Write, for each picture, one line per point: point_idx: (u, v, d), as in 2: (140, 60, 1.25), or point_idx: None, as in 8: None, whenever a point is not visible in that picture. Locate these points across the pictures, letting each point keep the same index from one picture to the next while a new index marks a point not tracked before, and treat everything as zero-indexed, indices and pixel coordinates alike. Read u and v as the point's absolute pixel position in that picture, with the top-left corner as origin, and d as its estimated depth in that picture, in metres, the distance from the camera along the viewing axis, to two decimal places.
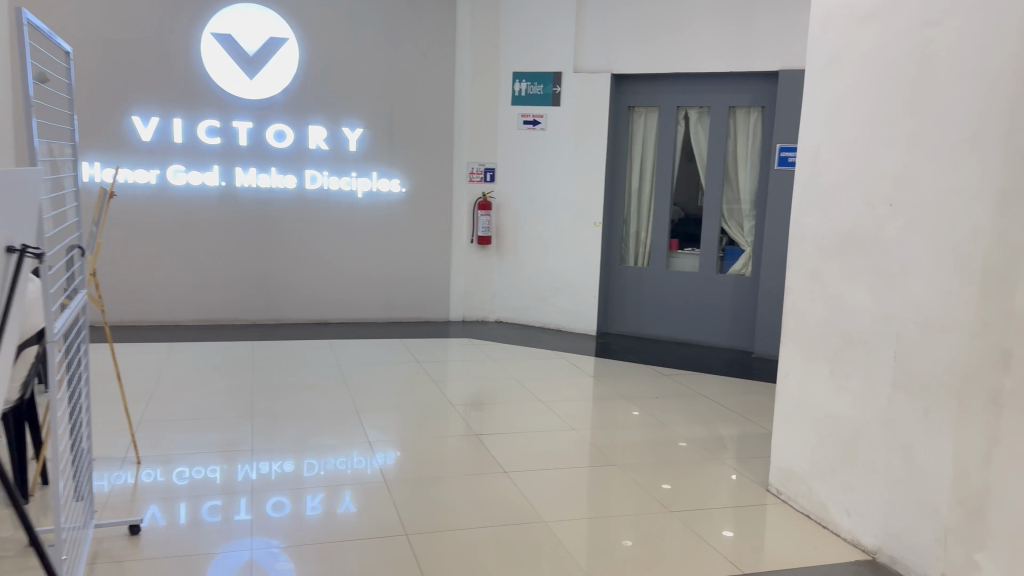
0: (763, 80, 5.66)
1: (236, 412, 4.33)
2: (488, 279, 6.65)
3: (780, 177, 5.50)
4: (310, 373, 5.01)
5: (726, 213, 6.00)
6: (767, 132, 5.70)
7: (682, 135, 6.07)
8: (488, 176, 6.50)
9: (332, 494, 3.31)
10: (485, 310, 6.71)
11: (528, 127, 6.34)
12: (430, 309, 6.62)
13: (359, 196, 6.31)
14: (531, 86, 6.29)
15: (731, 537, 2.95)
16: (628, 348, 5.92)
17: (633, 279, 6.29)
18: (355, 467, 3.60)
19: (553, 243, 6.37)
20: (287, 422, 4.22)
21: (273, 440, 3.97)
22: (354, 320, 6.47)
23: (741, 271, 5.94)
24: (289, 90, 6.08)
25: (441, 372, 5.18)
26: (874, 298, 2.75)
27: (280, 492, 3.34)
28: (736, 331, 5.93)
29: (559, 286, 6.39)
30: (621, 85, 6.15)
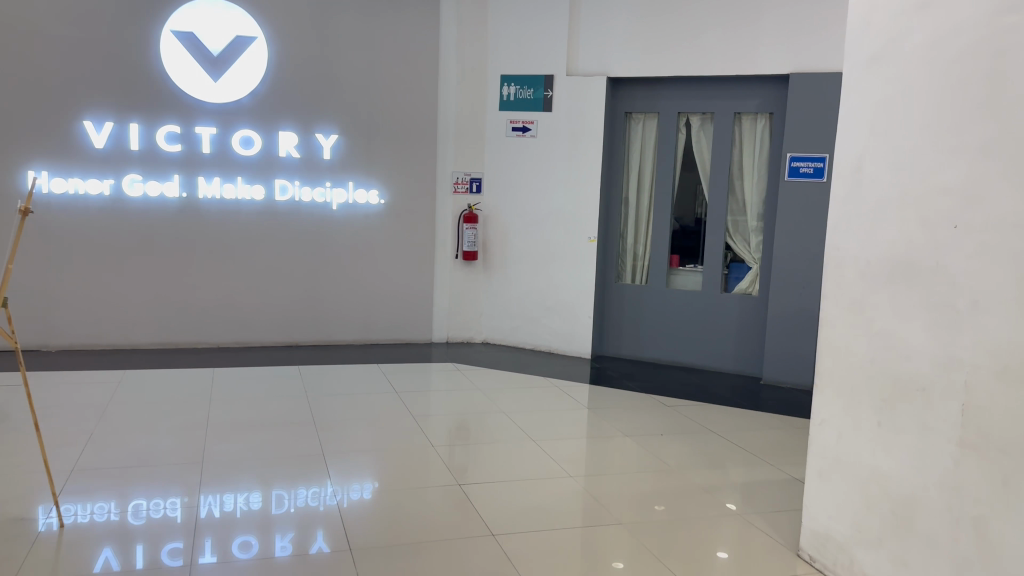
0: (771, 84, 5.24)
1: (188, 453, 3.82)
2: (474, 297, 6.17)
3: (791, 188, 5.07)
4: (275, 407, 4.51)
5: (730, 227, 5.54)
6: (776, 141, 5.26)
7: (683, 143, 5.62)
8: (474, 187, 6.03)
9: (304, 531, 3.01)
10: (471, 331, 6.22)
11: (517, 134, 5.88)
12: (411, 331, 6.12)
13: (334, 208, 5.82)
14: (521, 90, 5.83)
15: (725, 559, 2.86)
16: (627, 373, 5.45)
17: (631, 297, 5.83)
18: (328, 503, 3.27)
19: (544, 259, 5.91)
20: (245, 463, 3.72)
21: (231, 471, 3.62)
22: (328, 342, 5.96)
23: (747, 290, 5.50)
24: (257, 93, 5.59)
25: (422, 404, 4.70)
26: (935, 337, 2.29)
27: (247, 529, 3.01)
28: (743, 355, 5.47)
29: (551, 305, 5.92)
30: (617, 90, 5.71)
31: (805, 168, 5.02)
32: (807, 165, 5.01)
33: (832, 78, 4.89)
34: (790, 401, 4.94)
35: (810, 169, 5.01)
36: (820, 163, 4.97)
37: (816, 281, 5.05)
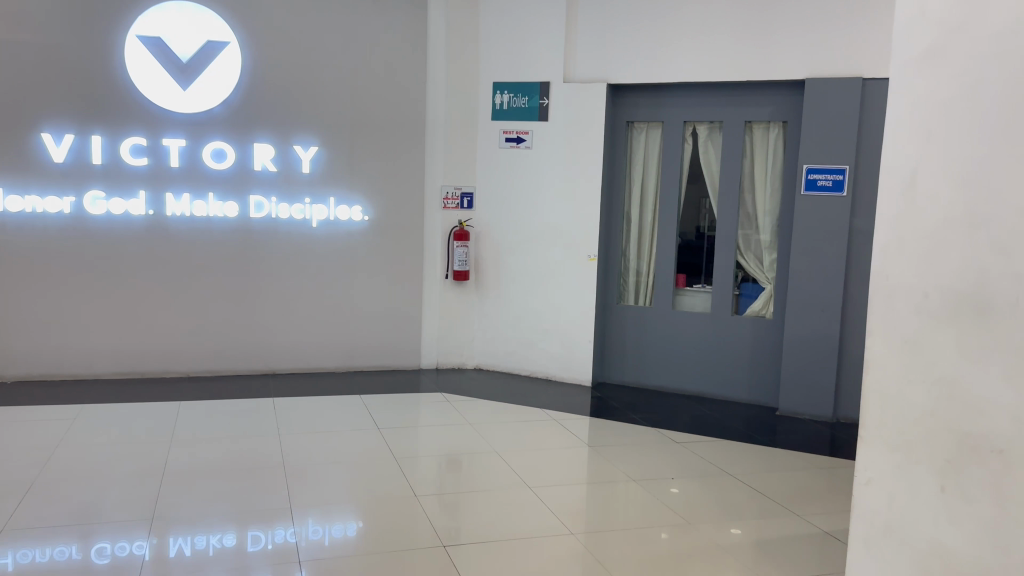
0: (785, 89, 4.84)
1: (142, 502, 3.40)
2: (466, 320, 5.75)
3: (808, 203, 4.67)
4: (243, 447, 4.09)
5: (741, 244, 5.13)
6: (791, 151, 4.86)
7: (689, 154, 5.22)
8: (466, 202, 5.62)
9: None
10: (463, 356, 5.79)
11: (511, 145, 5.48)
12: (397, 357, 5.69)
13: (314, 225, 5.41)
14: (515, 98, 5.44)
15: None
16: (631, 403, 5.02)
17: (634, 320, 5.42)
18: (311, 538, 3.07)
19: (540, 279, 5.49)
20: (206, 513, 3.31)
21: (198, 512, 3.31)
22: (308, 369, 5.53)
23: (760, 312, 5.08)
24: (230, 102, 5.19)
25: (407, 441, 4.27)
26: (1015, 389, 1.84)
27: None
28: (756, 384, 5.05)
29: (548, 329, 5.49)
30: (618, 97, 5.32)
31: (823, 181, 4.62)
32: (825, 177, 4.61)
33: (852, 84, 4.49)
34: (810, 436, 4.51)
35: (829, 182, 4.60)
36: (839, 175, 4.57)
37: (836, 304, 4.65)
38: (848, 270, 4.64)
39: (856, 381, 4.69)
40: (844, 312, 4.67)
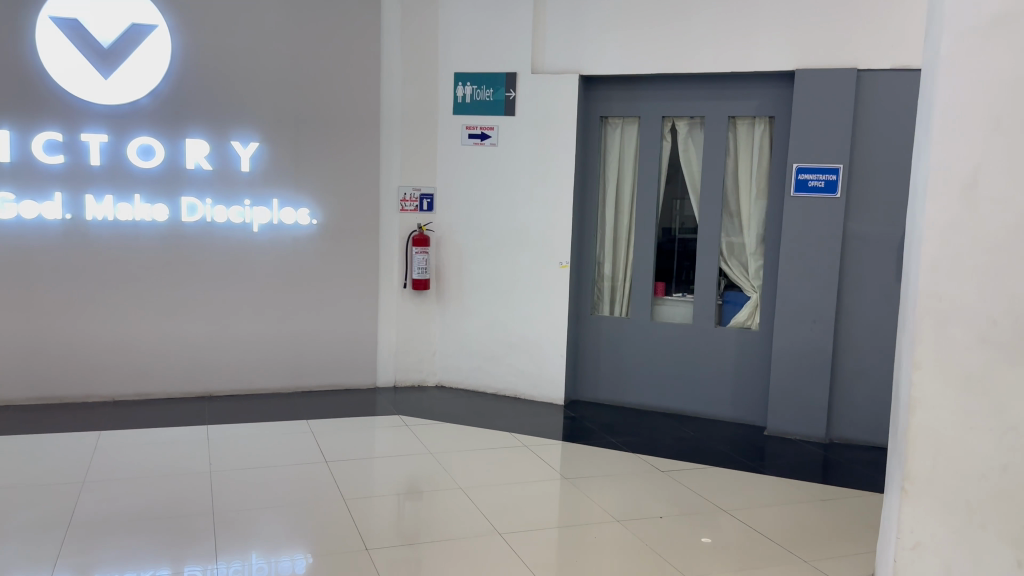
0: (772, 82, 4.45)
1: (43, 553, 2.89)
2: (427, 333, 5.24)
3: (799, 206, 4.28)
4: (169, 487, 3.56)
5: (725, 250, 4.73)
6: (779, 149, 4.48)
7: (668, 152, 4.81)
8: (425, 204, 5.13)
9: None
10: (423, 373, 5.28)
11: (475, 142, 5.01)
12: (351, 375, 5.16)
13: (255, 230, 4.87)
14: (478, 91, 4.97)
15: None
16: (608, 424, 4.58)
17: (610, 333, 4.98)
18: None
19: (507, 288, 5.03)
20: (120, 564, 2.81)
21: (111, 565, 2.81)
22: (249, 391, 4.98)
23: (746, 323, 4.69)
24: (158, 92, 4.63)
25: (358, 475, 3.77)
26: None
27: None
28: (743, 401, 4.65)
29: (516, 343, 5.03)
30: (591, 90, 4.88)
31: (815, 182, 4.23)
32: (817, 177, 4.22)
33: (846, 75, 4.12)
34: (803, 459, 4.12)
35: (821, 182, 4.22)
36: (832, 175, 4.19)
37: (830, 315, 4.27)
38: (842, 279, 4.26)
39: (850, 398, 4.32)
40: (837, 324, 4.30)
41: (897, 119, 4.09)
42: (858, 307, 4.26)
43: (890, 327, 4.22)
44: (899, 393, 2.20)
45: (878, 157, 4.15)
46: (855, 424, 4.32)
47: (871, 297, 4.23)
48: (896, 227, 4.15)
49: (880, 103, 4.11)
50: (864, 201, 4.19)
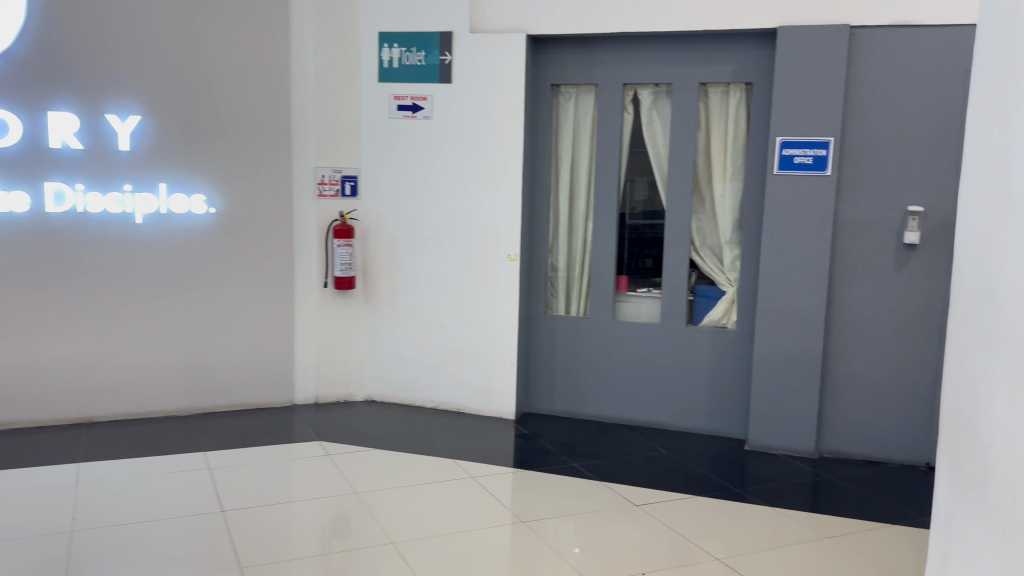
0: (750, 43, 3.84)
1: None
2: (353, 340, 4.48)
3: (782, 186, 3.68)
4: (8, 556, 2.73)
5: (696, 238, 4.11)
6: (759, 121, 3.87)
7: (630, 125, 4.15)
8: (347, 189, 4.36)
9: None
10: (350, 386, 4.53)
11: (405, 115, 4.26)
12: (263, 391, 4.37)
13: (139, 221, 4.04)
14: (408, 54, 4.22)
15: None
16: (567, 442, 3.92)
17: (566, 335, 4.32)
18: None
19: (446, 286, 4.31)
20: None
21: None
22: (139, 415, 4.16)
23: (720, 322, 4.09)
24: (12, 54, 3.75)
25: (264, 526, 3.02)
26: None
27: None
28: (718, 410, 4.07)
29: (459, 350, 4.32)
30: (540, 53, 4.18)
31: (801, 158, 3.63)
32: (804, 153, 3.62)
33: (838, 31, 3.51)
34: (793, 479, 3.52)
35: (808, 159, 3.62)
36: (822, 150, 3.59)
37: (820, 312, 3.69)
38: (832, 270, 3.68)
39: (842, 407, 3.76)
40: (828, 321, 3.72)
41: (898, 85, 3.50)
42: (851, 302, 3.68)
43: (887, 326, 3.64)
44: (987, 437, 1.59)
45: (873, 127, 3.55)
46: (849, 435, 3.76)
47: (866, 291, 3.66)
48: (894, 210, 3.57)
49: (877, 64, 3.52)
50: (857, 180, 3.60)
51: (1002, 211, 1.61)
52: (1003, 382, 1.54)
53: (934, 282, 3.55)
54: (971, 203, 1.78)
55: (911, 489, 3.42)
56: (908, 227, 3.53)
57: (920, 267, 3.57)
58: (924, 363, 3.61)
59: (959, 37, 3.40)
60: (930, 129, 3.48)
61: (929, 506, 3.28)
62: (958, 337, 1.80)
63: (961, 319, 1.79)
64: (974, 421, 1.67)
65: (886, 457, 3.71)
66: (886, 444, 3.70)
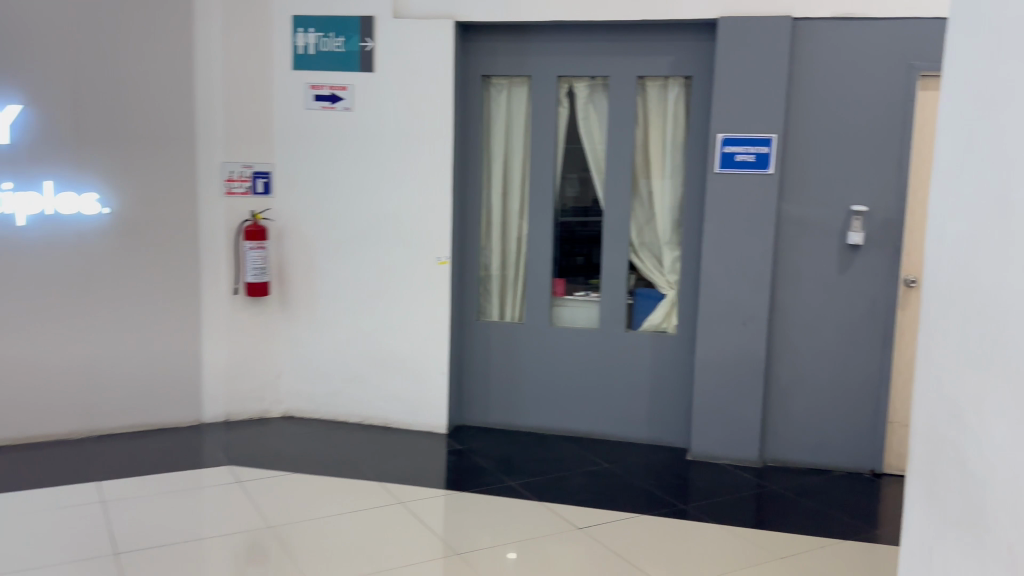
0: (689, 35, 3.66)
1: None
2: (269, 351, 4.12)
3: (724, 185, 3.51)
4: None
5: (635, 239, 3.92)
6: (699, 116, 3.71)
7: (565, 119, 3.92)
8: (259, 186, 3.99)
9: None
10: (265, 401, 4.16)
11: (323, 106, 3.92)
12: (167, 410, 3.97)
13: (19, 224, 3.59)
14: (325, 40, 3.88)
15: None
16: (502, 458, 3.67)
17: (500, 343, 4.06)
18: None
19: (371, 291, 4.00)
20: None
21: None
22: (21, 440, 3.69)
23: (660, 326, 3.91)
24: None
25: (162, 569, 2.66)
26: None
27: None
28: (659, 419, 3.89)
29: (384, 360, 4.02)
30: (469, 42, 3.91)
31: (743, 156, 3.47)
32: (746, 151, 3.46)
33: (780, 23, 3.37)
34: (739, 490, 3.37)
35: (750, 157, 3.46)
36: (764, 147, 3.44)
37: (763, 316, 3.54)
38: (775, 272, 3.54)
39: (786, 413, 3.63)
40: (771, 325, 3.58)
41: (841, 80, 3.38)
42: (794, 305, 3.55)
43: (831, 330, 3.53)
44: (994, 474, 1.41)
45: (816, 124, 3.43)
46: (792, 443, 3.64)
47: (810, 293, 3.53)
48: (838, 209, 3.45)
49: (820, 59, 3.39)
50: (800, 179, 3.47)
51: (1002, 214, 1.42)
52: (1011, 412, 1.35)
53: (877, 283, 3.46)
54: (963, 205, 1.60)
55: (859, 499, 3.32)
56: (852, 227, 3.42)
57: (863, 269, 3.46)
58: (868, 366, 3.51)
59: (902, 31, 3.30)
60: (873, 126, 3.38)
61: (878, 516, 3.18)
62: (951, 356, 1.61)
63: (954, 335, 1.60)
64: (975, 454, 1.48)
65: (829, 465, 3.61)
66: (831, 451, 3.60)
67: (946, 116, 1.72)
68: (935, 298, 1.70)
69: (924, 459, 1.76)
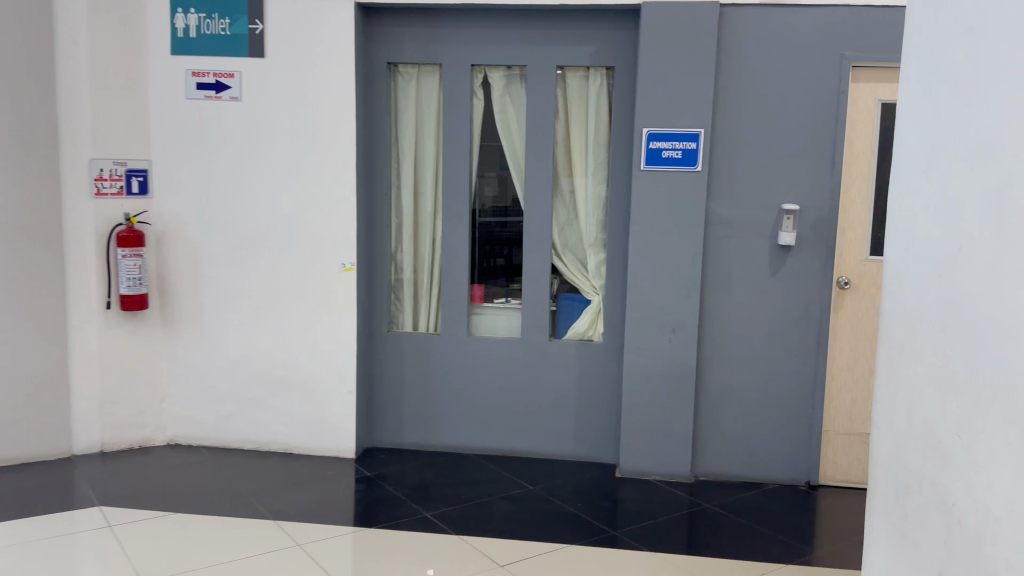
0: (610, 23, 3.42)
1: None
2: (150, 371, 3.66)
3: (650, 182, 3.27)
4: None
5: (557, 241, 3.65)
6: (623, 110, 3.47)
7: (480, 112, 3.61)
8: (135, 186, 3.52)
9: None
10: (147, 429, 3.69)
11: (207, 96, 3.49)
12: (28, 444, 3.44)
13: None
14: (209, 21, 3.45)
15: None
16: (415, 484, 3.33)
17: (413, 356, 3.71)
18: None
19: (267, 303, 3.59)
20: None
21: None
22: None
23: (585, 334, 3.66)
24: None
25: None
26: None
27: None
28: (585, 434, 3.64)
29: (283, 379, 3.62)
30: (372, 26, 3.54)
31: (669, 152, 3.24)
32: (672, 146, 3.23)
33: (707, 10, 3.15)
34: (672, 510, 3.14)
35: (677, 153, 3.24)
36: (692, 142, 3.22)
37: (692, 323, 3.33)
38: (704, 275, 3.33)
39: (719, 424, 3.43)
40: (700, 332, 3.37)
41: (771, 71, 3.20)
42: (726, 310, 3.35)
43: (762, 335, 3.34)
44: (995, 528, 1.16)
45: (745, 118, 3.23)
46: (724, 456, 3.44)
47: (739, 297, 3.34)
48: (768, 208, 3.27)
49: (748, 48, 3.20)
50: (728, 176, 3.27)
51: (995, 214, 1.19)
52: (1020, 456, 1.10)
53: (809, 286, 3.29)
54: (936, 204, 1.37)
55: (795, 514, 3.14)
56: (783, 226, 3.23)
57: (796, 270, 3.29)
58: (801, 373, 3.34)
59: (833, 19, 3.14)
60: (805, 120, 3.21)
61: (816, 533, 2.99)
62: (930, 381, 1.36)
63: (934, 356, 1.35)
64: (967, 500, 1.24)
65: (762, 477, 3.43)
66: (765, 462, 3.42)
67: (915, 100, 1.48)
68: (906, 310, 1.46)
69: (891, 494, 1.52)
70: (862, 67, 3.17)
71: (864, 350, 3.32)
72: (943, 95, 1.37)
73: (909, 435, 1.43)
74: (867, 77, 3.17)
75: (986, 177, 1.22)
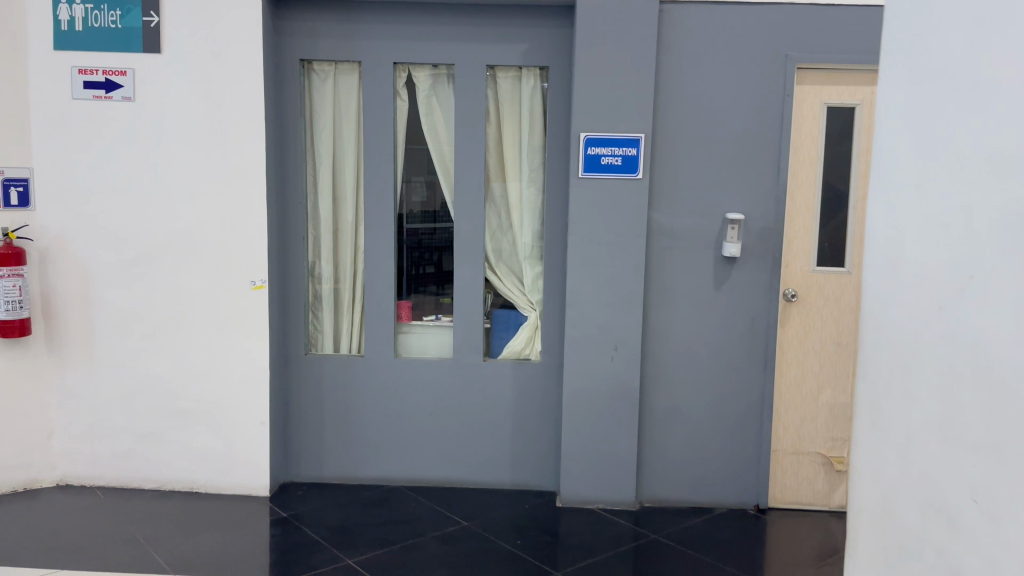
0: (543, 20, 3.19)
1: None
2: (35, 405, 3.25)
3: (588, 191, 3.05)
4: None
5: (491, 254, 3.40)
6: (558, 112, 3.24)
7: (404, 114, 3.33)
8: (13, 197, 3.11)
9: None
10: (33, 470, 3.28)
11: (96, 95, 3.12)
12: None
13: None
14: (96, 12, 3.08)
15: None
16: (338, 524, 3.03)
17: (335, 380, 3.40)
18: None
19: (170, 327, 3.23)
20: None
21: None
22: None
23: (522, 353, 3.42)
24: None
25: None
26: None
27: None
28: (524, 459, 3.40)
29: (190, 409, 3.26)
30: (284, 19, 3.23)
31: (609, 158, 3.03)
32: (612, 152, 3.02)
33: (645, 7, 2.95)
34: (617, 544, 2.92)
35: (617, 159, 3.03)
36: (632, 148, 3.02)
37: (635, 340, 3.12)
38: (647, 289, 3.13)
39: (664, 447, 3.23)
40: (643, 350, 3.17)
41: (713, 72, 3.02)
42: (669, 327, 3.16)
43: (707, 351, 3.16)
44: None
45: (686, 122, 3.05)
46: (670, 480, 3.25)
47: (683, 313, 3.15)
48: (712, 218, 3.09)
49: (689, 48, 3.01)
50: (670, 184, 3.08)
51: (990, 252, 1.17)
52: None
53: (755, 300, 3.13)
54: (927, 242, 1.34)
55: (746, 542, 2.96)
56: (728, 237, 3.06)
57: (741, 283, 3.12)
58: (748, 390, 3.18)
59: (778, 17, 2.98)
60: (748, 123, 3.04)
61: (768, 563, 2.82)
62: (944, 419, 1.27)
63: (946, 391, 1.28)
64: None
65: (710, 501, 3.25)
66: (712, 485, 3.24)
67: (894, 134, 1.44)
68: (903, 339, 1.39)
69: None
70: (806, 69, 3.02)
71: (812, 365, 3.17)
72: (947, 102, 1.30)
73: (925, 483, 1.32)
74: (812, 80, 3.02)
75: (1016, 190, 1.13)
